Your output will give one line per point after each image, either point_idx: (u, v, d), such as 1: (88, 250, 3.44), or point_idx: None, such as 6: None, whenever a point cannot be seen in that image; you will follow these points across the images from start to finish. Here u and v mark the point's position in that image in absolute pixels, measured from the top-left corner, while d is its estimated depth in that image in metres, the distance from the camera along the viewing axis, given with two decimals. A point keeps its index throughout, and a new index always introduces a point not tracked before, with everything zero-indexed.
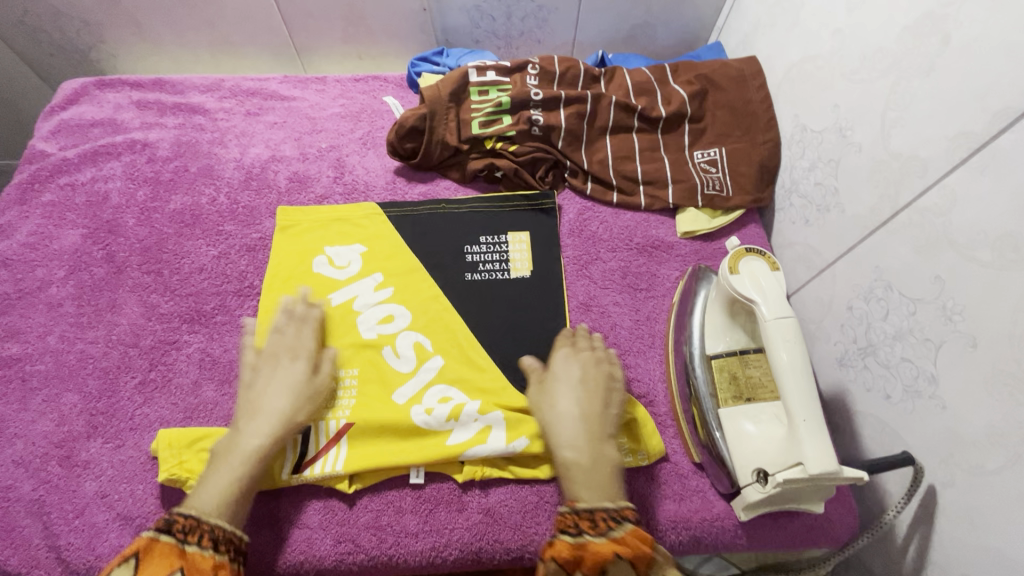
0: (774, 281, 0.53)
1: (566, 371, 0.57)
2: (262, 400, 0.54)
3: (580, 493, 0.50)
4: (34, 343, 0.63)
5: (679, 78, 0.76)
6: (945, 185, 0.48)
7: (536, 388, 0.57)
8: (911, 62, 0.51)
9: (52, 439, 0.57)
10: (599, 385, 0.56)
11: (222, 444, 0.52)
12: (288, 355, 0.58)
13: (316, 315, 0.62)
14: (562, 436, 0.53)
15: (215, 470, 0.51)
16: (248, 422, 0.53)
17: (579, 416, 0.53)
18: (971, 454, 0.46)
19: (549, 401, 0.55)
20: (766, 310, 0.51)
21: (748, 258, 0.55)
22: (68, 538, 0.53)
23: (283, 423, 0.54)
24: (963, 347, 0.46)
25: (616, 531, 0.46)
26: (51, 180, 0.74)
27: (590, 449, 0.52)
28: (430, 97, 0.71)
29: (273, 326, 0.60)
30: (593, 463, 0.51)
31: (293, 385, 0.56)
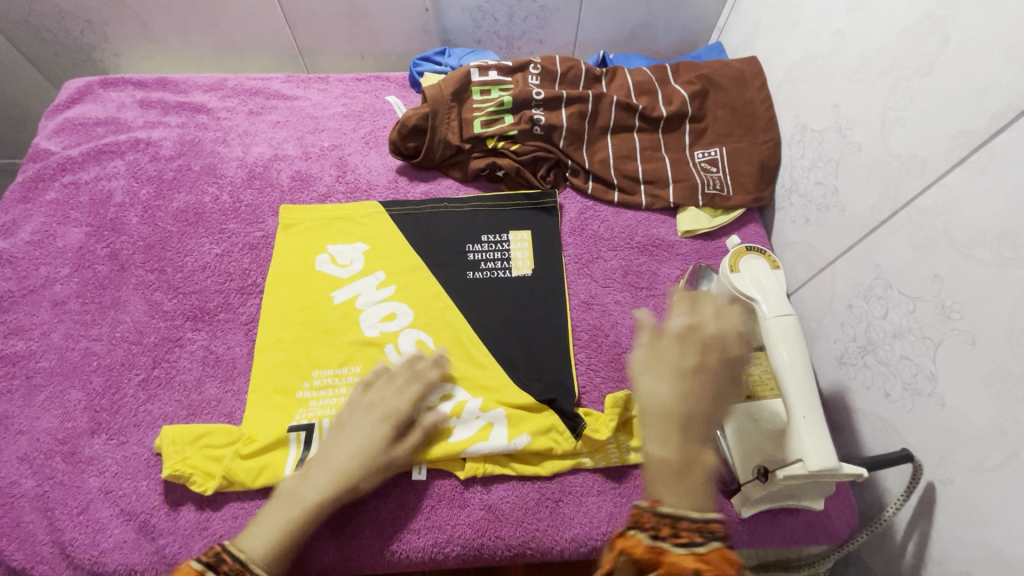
0: (775, 280, 0.53)
1: (679, 351, 0.45)
2: (337, 455, 0.51)
3: (660, 494, 0.41)
4: (39, 340, 0.63)
5: (680, 78, 0.76)
6: (944, 184, 0.48)
7: (643, 357, 0.47)
8: (911, 62, 0.51)
9: (56, 435, 0.58)
10: (713, 371, 0.45)
11: (288, 487, 0.49)
12: (382, 412, 0.53)
13: (430, 376, 0.57)
14: (653, 428, 0.43)
15: (273, 513, 0.48)
16: (319, 475, 0.50)
17: (675, 408, 0.43)
18: (970, 451, 0.46)
19: (649, 383, 0.45)
20: (766, 308, 0.51)
21: (748, 257, 0.56)
22: (72, 533, 0.53)
23: (351, 486, 0.50)
24: (962, 344, 0.47)
25: (703, 546, 0.37)
26: (55, 178, 0.74)
27: (682, 452, 0.42)
28: (432, 97, 0.72)
29: (382, 373, 0.57)
30: (682, 466, 0.41)
31: (372, 448, 0.51)
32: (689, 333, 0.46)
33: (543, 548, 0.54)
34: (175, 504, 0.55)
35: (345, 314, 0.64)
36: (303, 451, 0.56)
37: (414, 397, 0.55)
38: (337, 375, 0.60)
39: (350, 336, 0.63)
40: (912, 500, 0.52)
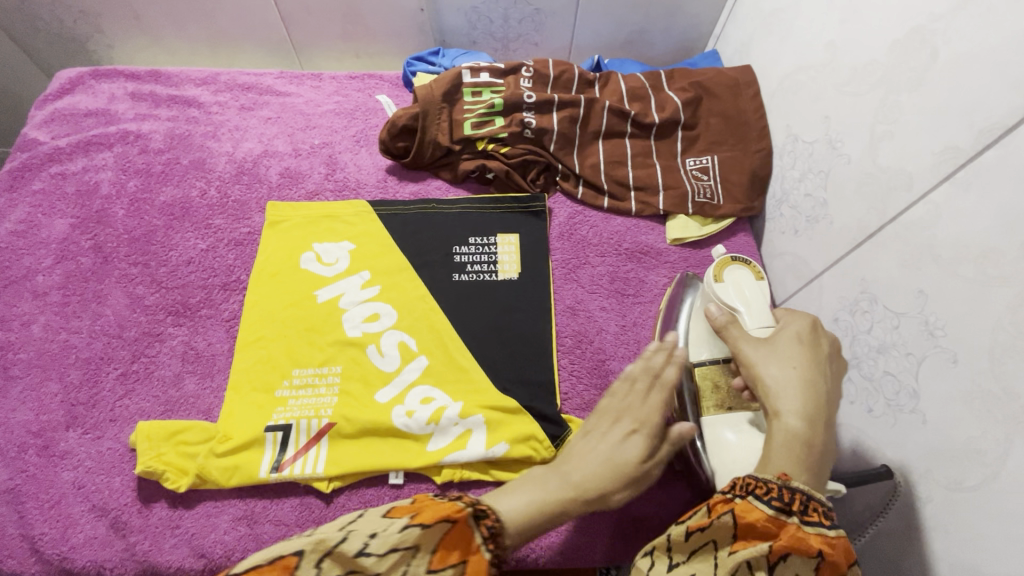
0: (758, 291, 0.54)
1: (810, 340, 0.47)
2: (588, 459, 0.47)
3: (787, 468, 0.42)
4: (18, 331, 0.63)
5: (674, 85, 0.76)
6: (930, 200, 0.47)
7: (759, 347, 0.48)
8: (902, 75, 0.51)
9: (31, 428, 0.57)
10: (838, 366, 0.47)
11: (537, 474, 0.48)
12: (632, 423, 0.48)
13: (671, 379, 0.50)
14: (791, 404, 0.44)
15: (525, 491, 0.46)
16: (573, 473, 0.46)
17: (817, 389, 0.44)
18: (951, 470, 0.46)
19: (784, 365, 0.46)
20: (749, 319, 0.52)
21: (733, 267, 0.57)
22: (43, 528, 0.52)
23: (605, 496, 0.46)
24: (944, 361, 0.46)
25: (831, 531, 0.40)
26: (42, 169, 0.74)
27: (818, 431, 0.44)
28: (423, 97, 0.71)
29: (623, 373, 0.51)
30: (817, 445, 0.43)
31: (621, 461, 0.46)
32: (814, 327, 0.48)
33: (520, 556, 0.54)
34: (146, 501, 0.54)
35: (328, 314, 0.64)
36: (279, 451, 0.55)
37: (664, 404, 0.48)
38: (318, 375, 0.60)
39: (332, 335, 0.62)
40: (892, 516, 0.51)
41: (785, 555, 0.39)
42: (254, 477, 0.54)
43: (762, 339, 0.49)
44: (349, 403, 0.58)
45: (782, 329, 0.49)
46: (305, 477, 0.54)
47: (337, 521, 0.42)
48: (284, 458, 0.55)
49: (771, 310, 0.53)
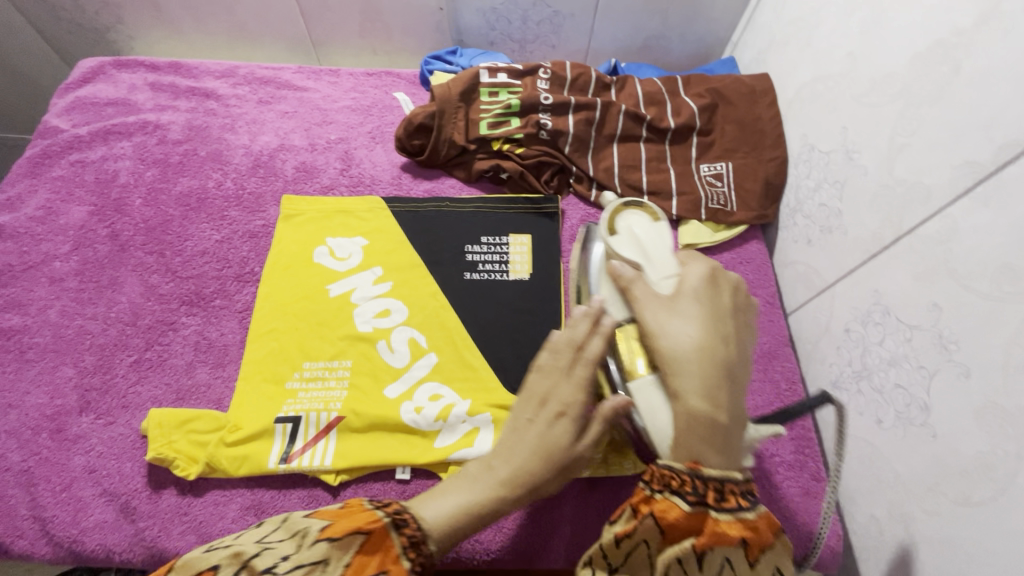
0: (653, 234, 0.53)
1: (708, 294, 0.47)
2: (516, 450, 0.45)
3: (698, 455, 0.42)
4: (35, 315, 0.63)
5: (690, 90, 0.76)
6: (947, 214, 0.47)
7: (661, 310, 0.47)
8: (921, 87, 0.51)
9: (45, 411, 0.58)
10: (737, 319, 0.48)
11: (471, 469, 0.46)
12: (558, 406, 0.46)
13: (597, 351, 0.47)
14: (689, 380, 0.44)
15: (452, 493, 0.44)
16: (501, 468, 0.45)
17: (712, 354, 0.44)
18: (959, 485, 0.45)
19: (680, 331, 0.45)
20: (653, 273, 0.50)
21: (628, 214, 0.56)
22: (54, 511, 0.53)
23: (539, 486, 0.44)
24: (956, 376, 0.46)
25: (749, 513, 0.42)
26: (62, 156, 0.75)
27: (725, 404, 0.43)
28: (440, 96, 0.71)
29: (547, 345, 0.48)
30: (722, 420, 0.43)
31: (551, 447, 0.45)
32: (714, 274, 0.48)
33: (519, 553, 0.54)
34: (156, 488, 0.55)
35: (340, 308, 0.64)
36: (287, 443, 0.56)
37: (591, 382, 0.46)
38: (328, 368, 0.60)
39: (343, 330, 0.63)
40: (898, 529, 0.51)
41: (710, 547, 0.40)
42: (262, 468, 0.55)
43: (665, 297, 0.48)
44: (358, 397, 0.59)
45: (681, 285, 0.48)
46: (312, 469, 0.55)
47: (255, 530, 0.42)
48: (292, 449, 0.55)
49: (671, 258, 0.51)
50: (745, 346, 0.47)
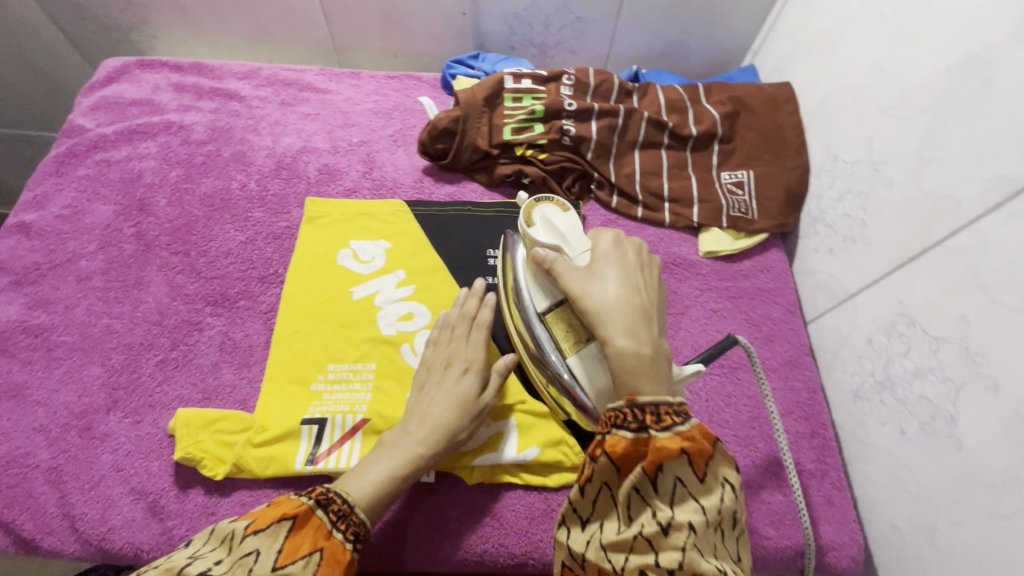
0: (567, 220, 0.58)
1: (616, 254, 0.53)
2: (430, 410, 0.52)
3: (636, 387, 0.45)
4: (62, 314, 0.64)
5: (712, 97, 0.76)
6: (977, 228, 0.48)
7: (579, 276, 0.52)
8: (951, 101, 0.51)
9: (73, 410, 0.58)
10: (648, 273, 0.53)
11: (390, 438, 0.51)
12: (460, 366, 0.55)
13: (486, 319, 0.59)
14: (615, 325, 0.48)
15: (377, 462, 0.49)
16: (418, 429, 0.51)
17: (629, 300, 0.49)
18: (986, 497, 0.46)
19: (598, 287, 0.50)
20: (572, 251, 0.55)
21: (542, 207, 0.60)
22: (83, 508, 0.54)
23: (452, 437, 0.52)
24: (985, 389, 0.46)
25: (685, 426, 0.43)
26: (87, 155, 0.75)
27: (648, 339, 0.47)
28: (464, 100, 0.72)
29: (442, 322, 0.59)
30: (649, 352, 0.46)
31: (460, 400, 0.53)
32: (619, 239, 0.54)
33: (544, 560, 0.54)
34: (184, 487, 0.55)
35: (363, 310, 0.65)
36: (313, 444, 0.56)
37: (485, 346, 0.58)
38: (352, 370, 0.61)
39: (366, 332, 0.63)
40: (921, 540, 0.52)
41: (659, 466, 0.42)
42: (289, 469, 0.55)
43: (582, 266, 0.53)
44: (382, 399, 0.59)
45: (595, 252, 0.53)
46: (337, 470, 0.55)
47: (179, 551, 0.41)
48: (318, 451, 0.56)
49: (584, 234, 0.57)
50: (660, 298, 0.52)
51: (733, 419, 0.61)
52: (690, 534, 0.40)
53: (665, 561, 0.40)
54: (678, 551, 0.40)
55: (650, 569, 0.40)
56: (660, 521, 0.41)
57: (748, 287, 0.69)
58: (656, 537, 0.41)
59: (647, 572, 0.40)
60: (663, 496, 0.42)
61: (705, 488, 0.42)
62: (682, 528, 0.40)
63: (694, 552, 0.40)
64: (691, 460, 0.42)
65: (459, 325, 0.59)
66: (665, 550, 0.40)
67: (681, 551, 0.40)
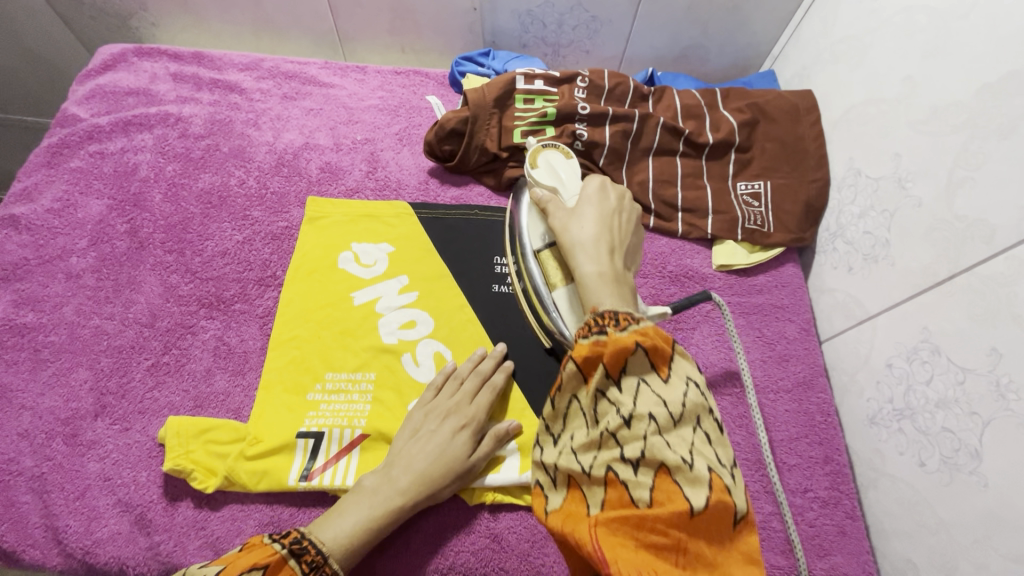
0: (569, 167, 0.60)
1: (598, 198, 0.55)
2: (415, 460, 0.51)
3: (597, 301, 0.47)
4: (50, 313, 0.61)
5: (730, 104, 0.73)
6: (1013, 255, 0.45)
7: (563, 214, 0.54)
8: (989, 121, 0.49)
9: (59, 415, 0.56)
10: (627, 216, 0.55)
11: (369, 483, 0.50)
12: (457, 422, 0.54)
13: (497, 384, 0.57)
14: (586, 252, 0.50)
15: (351, 509, 0.48)
16: (401, 478, 0.50)
17: (603, 235, 0.51)
18: (1012, 540, 0.44)
19: (576, 224, 0.52)
20: (564, 194, 0.57)
21: (546, 152, 0.60)
22: (67, 520, 0.52)
23: (433, 491, 0.51)
24: (1015, 427, 0.44)
25: (639, 325, 0.42)
26: (81, 146, 0.72)
27: (611, 267, 0.49)
28: (474, 101, 0.68)
29: (449, 374, 0.57)
30: (612, 275, 0.48)
31: (450, 459, 0.52)
32: (603, 186, 0.56)
33: None
34: (173, 500, 0.53)
35: (364, 317, 0.62)
36: (308, 459, 0.54)
37: (488, 405, 0.56)
38: (351, 380, 0.59)
39: (367, 340, 0.61)
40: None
41: (621, 368, 0.41)
42: (283, 484, 0.53)
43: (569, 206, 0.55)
44: (382, 413, 0.57)
45: (581, 196, 0.55)
46: (333, 487, 0.53)
47: None
48: (314, 466, 0.54)
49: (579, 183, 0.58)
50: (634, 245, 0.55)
51: (744, 442, 0.59)
52: (651, 423, 0.39)
53: (630, 452, 0.39)
54: (640, 440, 0.39)
55: (616, 461, 0.39)
56: (621, 416, 0.40)
57: (762, 303, 0.67)
58: (619, 431, 0.40)
59: (614, 466, 0.39)
60: (624, 393, 0.40)
61: (668, 385, 0.40)
62: (643, 418, 0.39)
63: (656, 440, 0.38)
64: (648, 357, 0.41)
65: (467, 379, 0.57)
66: (628, 442, 0.39)
67: (643, 439, 0.38)
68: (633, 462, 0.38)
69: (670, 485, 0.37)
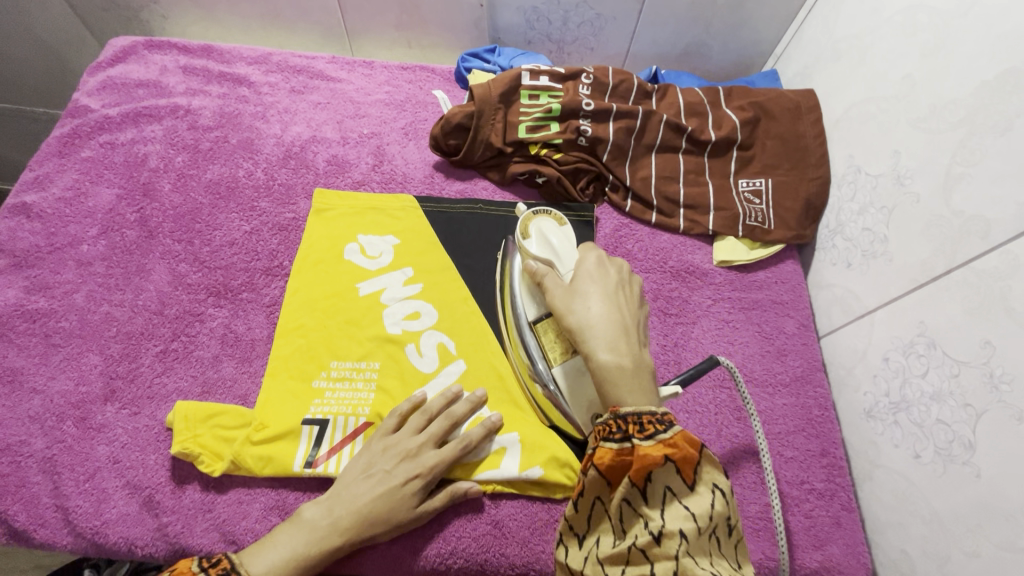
0: (562, 233, 0.58)
1: (599, 273, 0.54)
2: (360, 500, 0.50)
3: (620, 399, 0.46)
4: (61, 299, 0.62)
5: (732, 102, 0.74)
6: (1008, 249, 0.46)
7: (562, 292, 0.53)
8: (986, 118, 0.50)
9: (70, 398, 0.57)
10: (627, 290, 0.54)
11: (310, 516, 0.50)
12: (412, 470, 0.52)
13: (473, 438, 0.54)
14: (599, 339, 0.49)
15: (287, 542, 0.49)
16: (341, 517, 0.50)
17: (612, 318, 0.50)
18: (1004, 529, 0.45)
19: (580, 303, 0.51)
20: (563, 268, 0.55)
21: (539, 219, 0.59)
22: (77, 500, 0.53)
23: (371, 533, 0.50)
24: (1008, 418, 0.45)
25: (667, 433, 0.42)
26: (92, 136, 0.73)
27: (629, 354, 0.48)
28: (479, 96, 0.69)
29: (418, 413, 0.55)
30: (629, 365, 0.48)
31: (394, 506, 0.51)
32: (602, 259, 0.55)
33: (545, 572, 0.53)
34: (180, 483, 0.54)
35: (369, 307, 0.63)
36: (313, 446, 0.55)
37: (450, 455, 0.53)
38: (356, 369, 0.60)
39: (371, 330, 0.62)
40: (932, 566, 0.51)
41: (647, 477, 0.42)
42: (288, 469, 0.54)
43: (570, 283, 0.54)
44: (386, 401, 0.58)
45: (580, 271, 0.54)
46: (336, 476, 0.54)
47: None
48: (318, 453, 0.55)
49: (576, 251, 0.57)
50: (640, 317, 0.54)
51: (742, 434, 0.60)
52: (682, 541, 0.39)
53: (660, 570, 0.38)
54: (671, 560, 0.38)
55: None
56: (651, 530, 0.40)
57: (762, 299, 0.68)
58: (649, 547, 0.39)
59: None
60: (653, 505, 0.41)
61: (695, 495, 0.41)
62: (673, 535, 0.39)
63: (687, 559, 0.38)
64: (676, 468, 0.42)
65: (434, 419, 0.55)
66: (659, 560, 0.38)
67: (674, 559, 0.38)
68: None
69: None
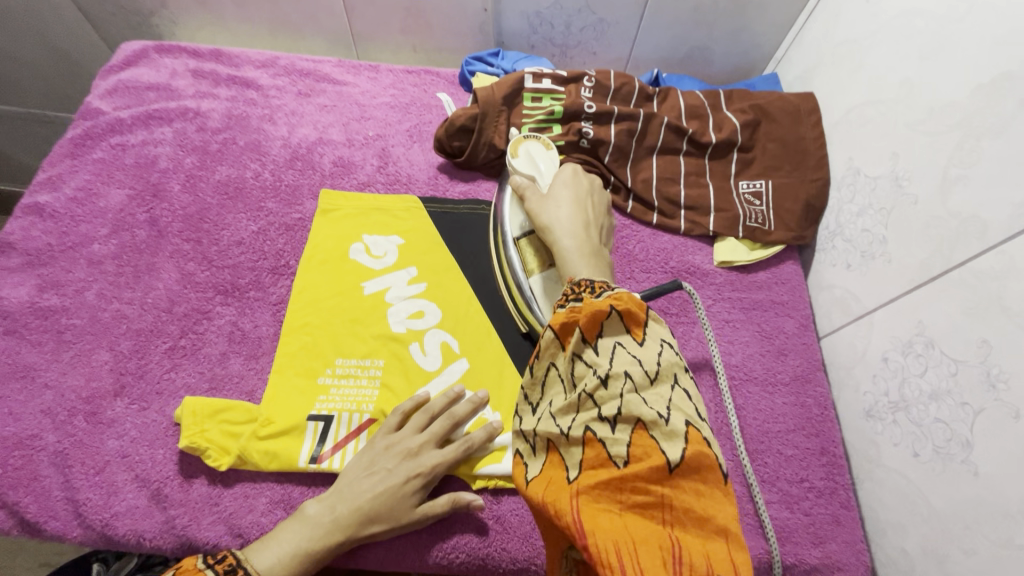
0: (548, 159, 0.65)
1: (573, 181, 0.61)
2: (361, 497, 0.51)
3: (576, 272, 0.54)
4: (72, 297, 0.64)
5: (733, 105, 0.75)
6: (1004, 250, 0.47)
7: (537, 198, 0.60)
8: (983, 121, 0.51)
9: (81, 393, 0.58)
10: (595, 200, 0.61)
11: (312, 512, 0.51)
12: (414, 469, 0.53)
13: (476, 441, 0.55)
14: (563, 228, 0.56)
15: (290, 537, 0.50)
16: (342, 514, 0.51)
17: (576, 215, 0.58)
18: (1002, 527, 0.45)
19: (550, 205, 0.59)
20: (542, 182, 0.63)
21: (525, 143, 0.65)
22: (87, 493, 0.54)
23: (371, 531, 0.51)
24: (1005, 416, 0.45)
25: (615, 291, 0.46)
26: (103, 138, 0.75)
27: (587, 241, 0.56)
28: (483, 98, 0.70)
29: (420, 412, 0.56)
30: (587, 249, 0.56)
31: (395, 505, 0.51)
32: (575, 173, 0.63)
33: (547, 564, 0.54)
34: (188, 477, 0.55)
35: (374, 306, 0.64)
36: (318, 443, 0.56)
37: (450, 455, 0.54)
38: (360, 366, 0.60)
39: (375, 328, 0.63)
40: (931, 564, 0.51)
41: (598, 333, 0.43)
42: (294, 465, 0.55)
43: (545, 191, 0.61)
44: (390, 398, 0.59)
45: (556, 183, 0.61)
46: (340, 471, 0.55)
47: None
48: (323, 450, 0.56)
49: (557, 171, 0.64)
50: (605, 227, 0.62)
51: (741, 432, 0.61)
52: (627, 381, 0.40)
53: (606, 411, 0.40)
54: (617, 399, 0.40)
55: (593, 422, 0.40)
56: (598, 376, 0.41)
57: (762, 299, 0.69)
58: (596, 391, 0.41)
59: (591, 425, 0.40)
60: (601, 355, 0.42)
61: (643, 347, 0.42)
62: (619, 377, 0.40)
63: (632, 398, 0.39)
64: (625, 323, 0.43)
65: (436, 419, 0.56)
66: (605, 402, 0.40)
67: (619, 397, 0.40)
68: (610, 420, 0.39)
69: (647, 440, 0.38)
